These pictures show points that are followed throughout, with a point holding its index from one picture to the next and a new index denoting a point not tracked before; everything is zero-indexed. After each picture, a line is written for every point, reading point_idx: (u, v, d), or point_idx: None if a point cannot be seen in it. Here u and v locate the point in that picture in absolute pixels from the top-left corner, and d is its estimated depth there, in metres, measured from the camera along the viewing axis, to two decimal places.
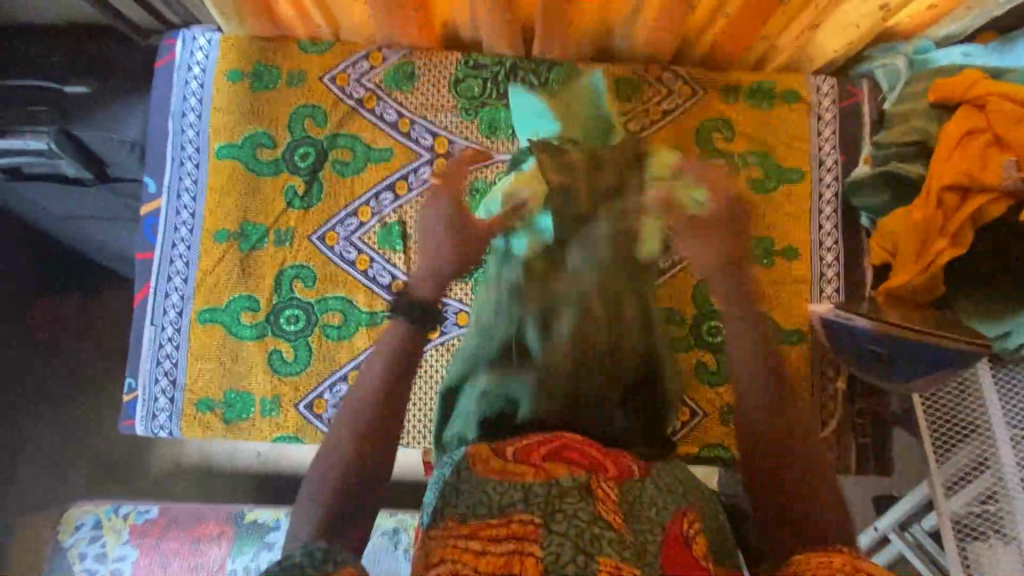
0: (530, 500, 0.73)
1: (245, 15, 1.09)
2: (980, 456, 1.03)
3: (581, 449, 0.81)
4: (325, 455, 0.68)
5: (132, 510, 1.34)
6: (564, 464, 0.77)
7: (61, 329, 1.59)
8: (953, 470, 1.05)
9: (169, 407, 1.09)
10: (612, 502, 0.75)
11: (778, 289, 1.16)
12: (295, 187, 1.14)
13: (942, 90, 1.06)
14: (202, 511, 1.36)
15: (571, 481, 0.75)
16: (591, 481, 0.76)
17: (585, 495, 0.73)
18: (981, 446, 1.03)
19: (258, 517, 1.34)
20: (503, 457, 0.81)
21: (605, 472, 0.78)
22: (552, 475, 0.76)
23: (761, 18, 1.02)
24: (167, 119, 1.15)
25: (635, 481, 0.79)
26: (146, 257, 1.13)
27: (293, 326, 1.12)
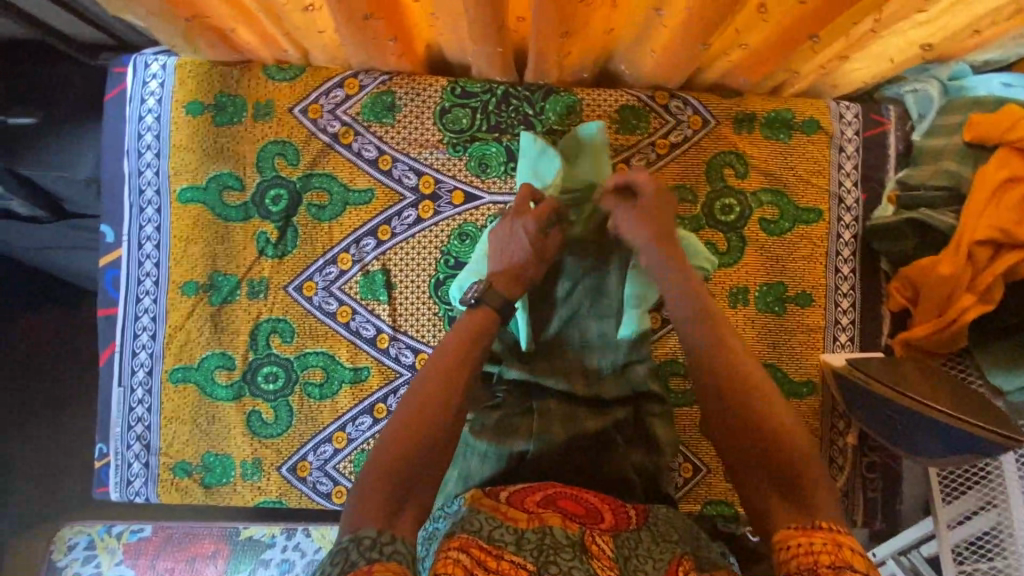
0: (520, 542, 0.70)
1: (199, 47, 0.95)
2: (988, 499, 0.99)
3: (577, 501, 0.81)
4: (362, 487, 0.68)
5: (125, 529, 1.29)
6: (558, 515, 0.75)
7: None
8: (958, 509, 1.01)
9: (145, 472, 1.04)
10: (609, 559, 0.71)
11: (789, 339, 1.08)
12: (266, 234, 1.05)
13: (979, 127, 0.97)
14: (196, 527, 1.31)
15: (566, 537, 0.71)
16: (586, 536, 0.73)
17: (581, 551, 0.70)
18: (991, 486, 0.99)
19: (254, 534, 1.30)
20: (494, 499, 0.79)
21: (600, 525, 0.77)
22: (545, 523, 0.73)
23: (783, 54, 0.89)
24: (122, 160, 1.04)
25: (631, 532, 0.78)
26: (108, 313, 1.05)
27: (272, 385, 1.04)
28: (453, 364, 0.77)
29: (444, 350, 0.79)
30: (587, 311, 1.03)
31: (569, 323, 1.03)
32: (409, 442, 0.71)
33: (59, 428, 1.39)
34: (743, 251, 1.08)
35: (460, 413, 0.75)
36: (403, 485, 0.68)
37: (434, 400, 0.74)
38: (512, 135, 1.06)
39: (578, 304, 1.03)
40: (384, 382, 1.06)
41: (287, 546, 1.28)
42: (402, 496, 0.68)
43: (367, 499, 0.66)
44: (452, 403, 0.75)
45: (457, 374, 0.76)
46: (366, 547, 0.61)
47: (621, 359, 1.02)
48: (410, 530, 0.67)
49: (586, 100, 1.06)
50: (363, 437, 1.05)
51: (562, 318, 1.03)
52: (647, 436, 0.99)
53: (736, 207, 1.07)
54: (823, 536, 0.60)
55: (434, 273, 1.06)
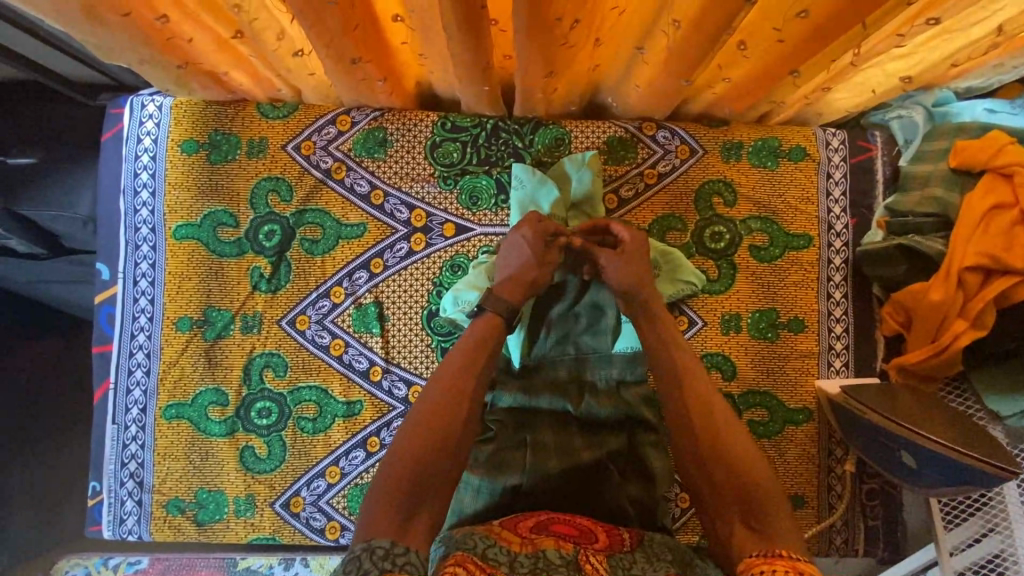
0: (513, 565, 0.70)
1: (194, 90, 0.97)
2: (991, 524, 0.98)
3: (570, 523, 0.82)
4: (376, 500, 0.70)
5: (121, 562, 1.32)
6: (552, 538, 0.76)
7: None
8: (961, 535, 0.99)
9: (138, 510, 1.04)
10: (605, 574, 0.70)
11: (783, 365, 1.08)
12: (260, 268, 1.06)
13: (964, 154, 0.98)
14: (193, 558, 1.31)
15: (559, 557, 0.71)
16: (579, 555, 0.72)
17: (574, 571, 0.70)
18: (993, 511, 0.98)
19: (252, 564, 1.29)
20: (489, 526, 0.79)
21: (594, 545, 0.77)
22: (538, 549, 0.73)
23: (766, 87, 0.91)
24: (119, 199, 1.06)
25: (625, 552, 0.77)
26: (103, 350, 1.05)
27: (265, 421, 1.04)
28: (460, 379, 0.80)
29: (453, 364, 0.82)
30: (582, 328, 1.03)
31: (562, 342, 1.03)
32: (420, 455, 0.74)
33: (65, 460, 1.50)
34: (734, 278, 1.08)
35: (469, 424, 0.79)
36: (414, 498, 0.71)
37: (443, 414, 0.77)
38: (501, 167, 1.07)
39: (572, 323, 1.03)
40: (378, 416, 1.05)
41: None
42: (414, 509, 0.71)
43: (379, 513, 0.69)
44: (457, 419, 0.78)
45: (465, 387, 0.80)
46: (379, 557, 0.63)
47: (616, 378, 1.03)
48: (418, 543, 0.69)
49: (574, 132, 1.08)
50: (357, 471, 1.05)
51: (555, 338, 1.03)
52: (642, 467, 0.98)
53: (726, 234, 1.08)
54: (784, 564, 0.64)
55: (426, 304, 1.06)
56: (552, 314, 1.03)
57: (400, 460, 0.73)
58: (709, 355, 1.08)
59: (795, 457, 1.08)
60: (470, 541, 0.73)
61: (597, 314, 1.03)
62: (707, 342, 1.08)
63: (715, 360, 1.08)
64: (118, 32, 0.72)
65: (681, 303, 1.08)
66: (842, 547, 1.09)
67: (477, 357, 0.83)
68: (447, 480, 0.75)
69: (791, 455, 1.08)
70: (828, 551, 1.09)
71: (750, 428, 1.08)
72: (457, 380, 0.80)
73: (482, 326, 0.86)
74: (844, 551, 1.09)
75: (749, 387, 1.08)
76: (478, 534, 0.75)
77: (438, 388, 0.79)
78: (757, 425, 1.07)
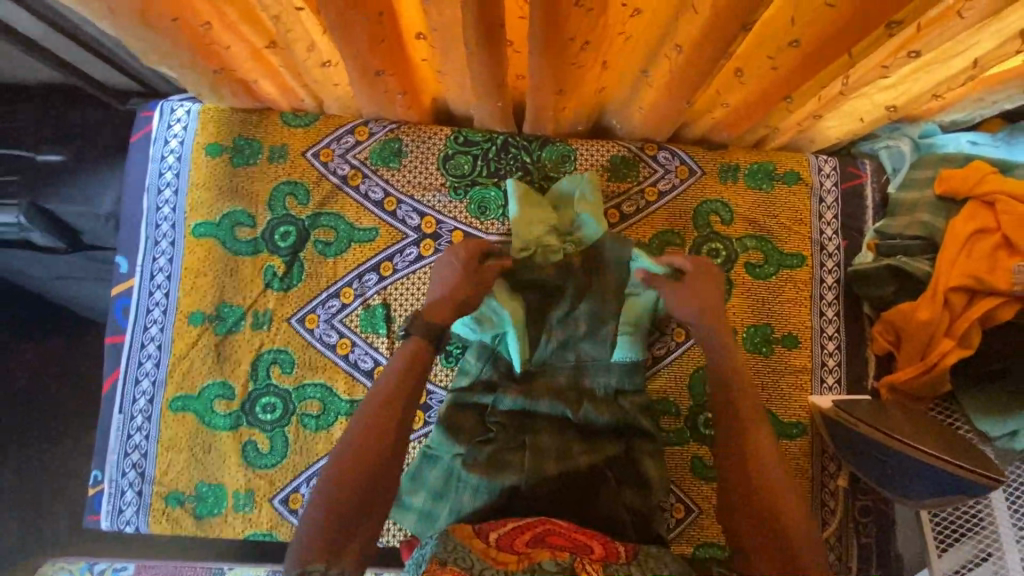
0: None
1: (224, 96, 1.03)
2: (983, 551, 0.99)
3: (566, 536, 0.83)
4: (309, 524, 0.74)
5: (107, 568, 1.32)
6: (547, 549, 0.77)
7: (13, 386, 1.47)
8: (953, 559, 1.01)
9: (137, 500, 1.05)
10: None
11: (776, 380, 1.11)
12: (274, 268, 1.09)
13: (948, 182, 1.03)
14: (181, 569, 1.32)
15: (555, 566, 0.74)
16: (575, 563, 0.75)
17: None
18: (986, 536, 0.99)
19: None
20: (484, 540, 0.82)
21: (590, 555, 0.79)
22: (534, 561, 0.75)
23: (761, 112, 0.97)
24: (143, 196, 1.10)
25: (622, 565, 0.79)
26: (116, 340, 1.08)
27: (269, 416, 1.06)
28: (393, 399, 0.82)
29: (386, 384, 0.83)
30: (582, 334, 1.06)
31: (564, 348, 1.07)
32: (350, 478, 0.76)
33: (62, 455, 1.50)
34: (730, 294, 1.12)
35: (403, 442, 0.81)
36: (347, 521, 0.75)
37: (376, 434, 0.79)
38: (510, 180, 1.13)
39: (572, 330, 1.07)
40: None
41: None
42: (348, 531, 0.75)
43: (313, 536, 0.73)
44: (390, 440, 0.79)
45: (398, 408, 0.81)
46: None
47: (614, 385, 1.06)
48: (351, 562, 0.74)
49: (580, 150, 1.14)
50: None
51: (557, 343, 1.07)
52: (639, 474, 1.00)
53: (723, 251, 1.13)
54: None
55: None
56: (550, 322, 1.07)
57: (333, 483, 0.76)
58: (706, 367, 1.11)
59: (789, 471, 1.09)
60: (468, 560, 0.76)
61: (598, 322, 1.07)
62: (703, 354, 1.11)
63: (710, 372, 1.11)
64: (163, 36, 0.78)
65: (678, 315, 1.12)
66: (836, 564, 1.09)
67: (406, 378, 0.84)
68: (382, 496, 0.79)
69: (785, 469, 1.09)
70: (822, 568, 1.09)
71: None
72: (388, 401, 0.82)
73: (415, 342, 0.86)
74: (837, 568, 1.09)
75: None
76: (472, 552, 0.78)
77: (370, 409, 0.81)
78: None
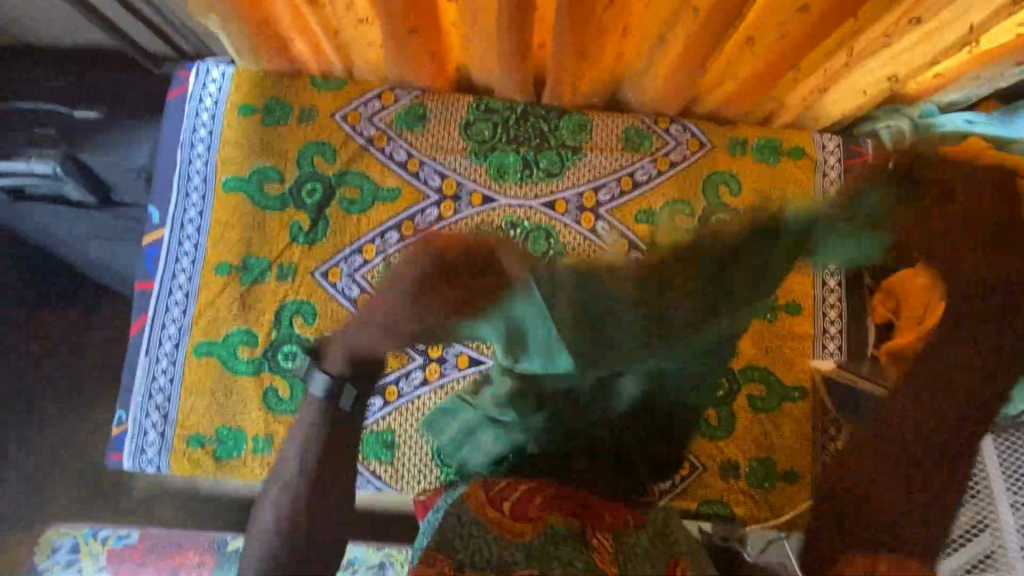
0: (529, 553, 0.76)
1: (261, 54, 1.08)
2: (981, 516, 1.04)
3: (577, 501, 0.87)
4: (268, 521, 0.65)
5: (110, 536, 1.36)
6: (559, 514, 0.83)
7: (35, 343, 1.51)
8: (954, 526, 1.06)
9: (159, 441, 1.08)
10: (608, 551, 0.78)
11: (780, 345, 1.15)
12: (300, 223, 1.14)
13: (945, 157, 1.09)
14: (183, 539, 1.37)
15: (567, 531, 0.80)
16: (586, 531, 0.81)
17: (580, 542, 0.79)
18: (982, 505, 1.04)
19: (241, 547, 1.36)
20: (497, 506, 0.85)
21: (601, 522, 0.84)
22: (547, 524, 0.81)
23: (771, 82, 1.03)
24: (175, 150, 1.15)
25: (630, 533, 0.82)
26: (145, 287, 1.12)
27: (291, 363, 1.10)
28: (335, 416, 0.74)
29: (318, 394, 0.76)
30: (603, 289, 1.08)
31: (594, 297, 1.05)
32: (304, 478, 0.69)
33: (76, 414, 1.53)
34: None
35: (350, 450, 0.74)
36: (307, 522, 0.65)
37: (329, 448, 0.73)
38: (528, 147, 1.18)
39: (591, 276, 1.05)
40: (397, 366, 1.13)
41: None
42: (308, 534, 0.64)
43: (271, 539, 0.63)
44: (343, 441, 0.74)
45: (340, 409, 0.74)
46: None
47: None
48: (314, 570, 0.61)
49: (596, 121, 1.20)
50: (373, 419, 1.12)
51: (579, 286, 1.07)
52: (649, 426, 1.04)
53: None
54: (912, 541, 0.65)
55: None
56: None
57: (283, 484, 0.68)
58: None
59: (790, 432, 1.14)
60: (484, 551, 0.77)
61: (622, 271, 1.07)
62: None
63: None
64: None
65: None
66: None
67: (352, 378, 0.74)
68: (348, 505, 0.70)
69: (787, 430, 1.14)
70: None
71: (747, 403, 1.14)
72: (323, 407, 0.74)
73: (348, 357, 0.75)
74: None
75: (749, 362, 1.15)
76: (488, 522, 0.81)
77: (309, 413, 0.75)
78: (754, 400, 1.14)
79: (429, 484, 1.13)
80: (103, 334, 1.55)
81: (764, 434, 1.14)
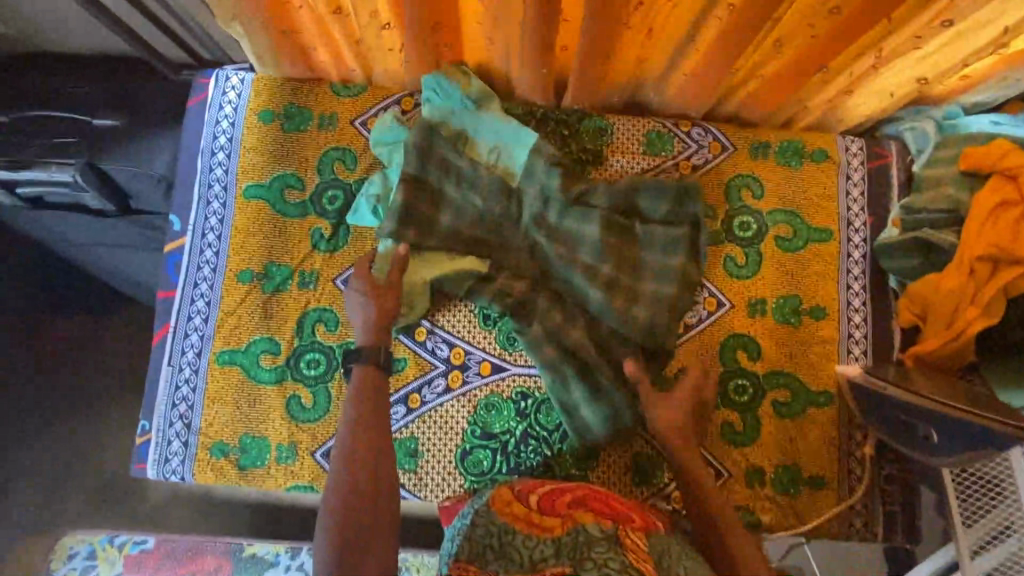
0: (560, 550, 0.76)
1: (281, 60, 1.08)
2: (1004, 521, 0.96)
3: (606, 503, 0.88)
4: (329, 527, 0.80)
5: (127, 540, 1.32)
6: (590, 515, 0.83)
7: (52, 350, 1.51)
8: (978, 534, 0.99)
9: (183, 451, 1.07)
10: (644, 551, 0.77)
11: (805, 350, 1.14)
12: (322, 230, 1.13)
13: (973, 159, 1.06)
14: (199, 542, 1.33)
15: (599, 532, 0.78)
16: (619, 532, 0.79)
17: (615, 542, 0.76)
18: (1007, 510, 0.96)
19: (258, 552, 1.32)
20: (524, 504, 0.86)
21: (632, 524, 0.84)
22: (578, 524, 0.80)
23: (797, 85, 1.02)
24: (196, 158, 1.15)
25: (662, 536, 0.84)
26: (168, 296, 1.12)
27: (313, 371, 1.09)
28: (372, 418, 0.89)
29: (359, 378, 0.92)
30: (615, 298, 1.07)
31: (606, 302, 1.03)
32: (348, 482, 0.83)
33: (92, 421, 1.52)
34: (760, 265, 1.16)
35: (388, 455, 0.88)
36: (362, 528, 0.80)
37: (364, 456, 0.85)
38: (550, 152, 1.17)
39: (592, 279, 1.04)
40: (420, 374, 1.12)
41: (290, 566, 1.30)
42: (364, 538, 0.79)
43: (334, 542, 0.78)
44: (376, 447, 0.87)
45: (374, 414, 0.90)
46: None
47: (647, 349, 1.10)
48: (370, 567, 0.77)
49: (617, 125, 1.19)
50: (394, 427, 1.11)
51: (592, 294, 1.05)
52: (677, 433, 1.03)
53: (753, 224, 1.17)
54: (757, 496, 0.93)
55: None
56: (578, 284, 1.10)
57: (335, 491, 0.83)
58: (737, 336, 1.14)
59: (817, 439, 1.12)
60: (517, 559, 0.76)
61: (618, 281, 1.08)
62: (735, 323, 1.14)
63: (741, 341, 1.14)
64: None
65: (709, 286, 1.15)
66: (861, 530, 1.11)
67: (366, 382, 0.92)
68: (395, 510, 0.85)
69: (813, 436, 1.12)
70: (849, 534, 1.11)
71: (772, 409, 1.13)
72: (363, 409, 0.89)
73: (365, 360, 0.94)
74: (863, 535, 1.11)
75: (774, 368, 1.14)
76: (516, 531, 0.80)
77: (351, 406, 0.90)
78: (780, 406, 1.13)
79: (449, 492, 1.10)
80: (120, 339, 1.54)
81: (790, 440, 1.12)
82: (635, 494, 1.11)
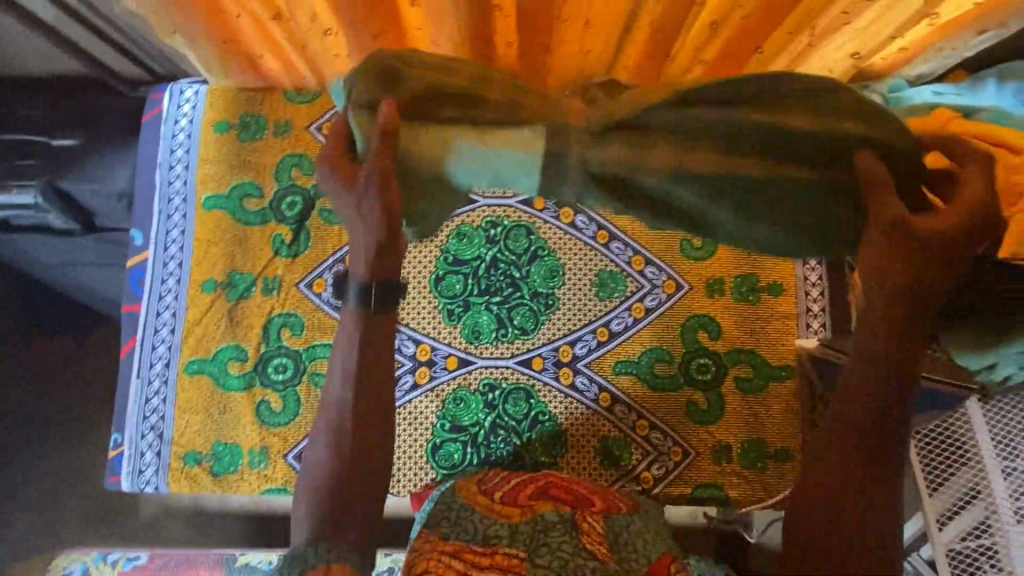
0: (514, 535, 0.77)
1: (231, 71, 1.09)
2: (972, 483, 1.03)
3: (568, 488, 0.88)
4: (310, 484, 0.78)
5: (120, 557, 1.33)
6: (550, 503, 0.83)
7: None
8: (946, 500, 1.04)
9: (156, 461, 1.09)
10: (599, 534, 0.79)
11: (764, 327, 1.16)
12: (281, 236, 1.15)
13: (916, 128, 1.09)
14: (192, 555, 1.34)
15: (556, 517, 0.79)
16: (576, 516, 0.81)
17: (572, 527, 0.78)
18: (974, 472, 1.03)
19: (251, 560, 1.32)
20: (489, 497, 0.87)
21: (591, 508, 0.85)
22: (537, 512, 0.81)
23: (737, 66, 1.04)
24: (154, 172, 1.15)
25: (622, 516, 0.86)
26: (132, 310, 1.13)
27: (281, 376, 1.11)
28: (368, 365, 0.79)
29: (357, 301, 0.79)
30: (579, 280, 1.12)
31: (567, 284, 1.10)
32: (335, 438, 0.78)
33: (75, 443, 1.54)
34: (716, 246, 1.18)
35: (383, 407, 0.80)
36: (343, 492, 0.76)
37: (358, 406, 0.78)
38: None
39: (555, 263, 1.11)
40: None
41: None
42: (343, 504, 0.76)
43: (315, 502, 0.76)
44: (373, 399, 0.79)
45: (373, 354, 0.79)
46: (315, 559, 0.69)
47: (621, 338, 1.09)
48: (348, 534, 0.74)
49: None
50: None
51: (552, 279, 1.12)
52: None
53: None
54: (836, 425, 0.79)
55: (434, 270, 1.15)
56: None
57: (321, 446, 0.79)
58: (698, 316, 1.16)
59: (780, 412, 1.14)
60: (470, 531, 0.78)
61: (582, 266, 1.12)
62: (695, 304, 1.16)
63: (701, 321, 1.16)
64: None
65: (667, 270, 1.17)
66: None
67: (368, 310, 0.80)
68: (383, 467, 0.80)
69: (776, 411, 1.14)
70: None
71: (735, 386, 1.15)
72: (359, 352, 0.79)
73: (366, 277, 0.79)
74: None
75: (735, 345, 1.16)
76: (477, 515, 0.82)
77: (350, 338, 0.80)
78: (742, 382, 1.15)
79: (421, 484, 1.12)
80: (96, 360, 1.55)
81: (754, 415, 1.14)
82: (604, 477, 1.13)
